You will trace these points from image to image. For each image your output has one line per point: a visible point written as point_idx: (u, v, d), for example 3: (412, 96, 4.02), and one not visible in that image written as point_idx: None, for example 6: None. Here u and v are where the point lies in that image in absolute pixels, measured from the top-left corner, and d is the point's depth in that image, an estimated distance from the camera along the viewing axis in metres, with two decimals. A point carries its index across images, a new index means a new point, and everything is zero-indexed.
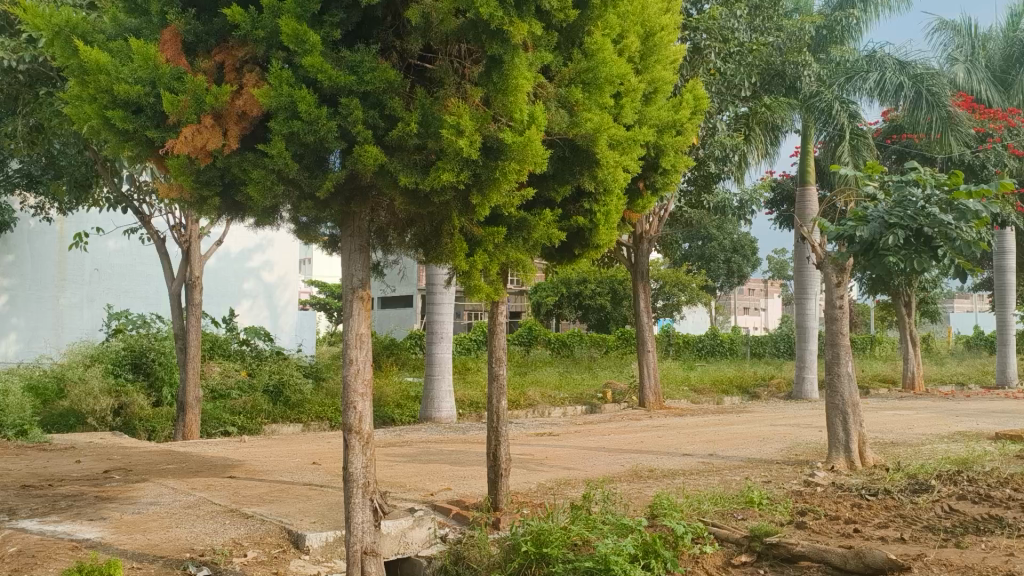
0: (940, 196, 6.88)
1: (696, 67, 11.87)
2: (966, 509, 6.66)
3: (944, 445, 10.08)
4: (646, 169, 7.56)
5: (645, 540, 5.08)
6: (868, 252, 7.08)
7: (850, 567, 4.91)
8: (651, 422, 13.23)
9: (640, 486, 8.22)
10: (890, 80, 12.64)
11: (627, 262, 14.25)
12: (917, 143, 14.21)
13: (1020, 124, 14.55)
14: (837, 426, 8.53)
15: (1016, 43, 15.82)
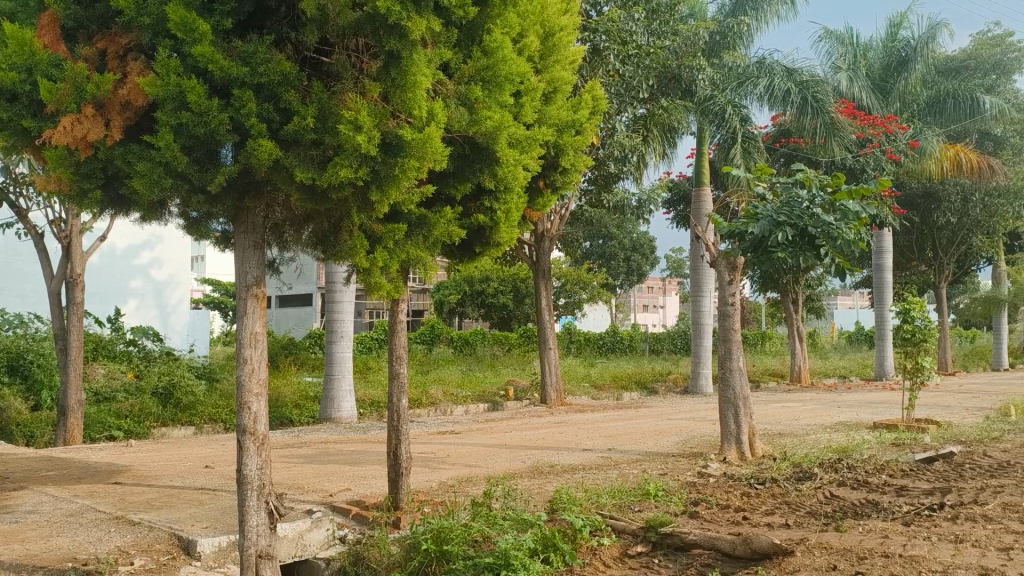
0: (824, 197, 7.21)
1: (595, 68, 12.05)
2: (846, 495, 7.01)
3: (828, 435, 10.55)
4: (545, 168, 7.64)
5: (544, 534, 5.17)
6: (757, 250, 7.35)
7: (738, 552, 5.08)
8: (552, 419, 13.37)
9: (541, 482, 8.31)
10: (777, 86, 13.11)
11: (528, 260, 14.35)
12: (803, 147, 14.91)
13: (897, 130, 15.35)
14: (729, 418, 8.81)
15: (895, 52, 16.62)
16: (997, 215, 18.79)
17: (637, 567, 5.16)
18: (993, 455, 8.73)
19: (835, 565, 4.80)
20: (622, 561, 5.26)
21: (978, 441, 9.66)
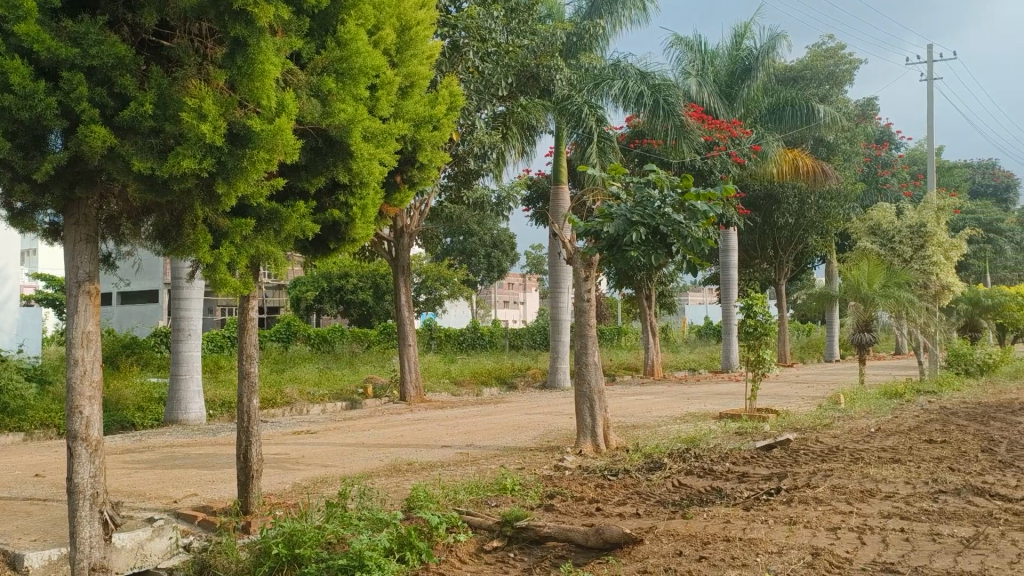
0: (675, 197, 7.43)
1: (455, 65, 12.00)
2: (693, 483, 7.31)
3: (677, 426, 10.97)
4: (403, 163, 7.54)
5: (400, 533, 5.08)
6: (612, 247, 7.53)
7: (591, 543, 5.14)
8: (412, 416, 13.27)
9: (398, 480, 8.22)
10: (632, 89, 13.61)
11: (387, 257, 14.16)
12: (656, 148, 15.46)
13: (741, 135, 16.11)
14: (585, 412, 8.98)
15: (739, 61, 17.36)
16: (830, 217, 20.15)
17: (493, 562, 5.16)
18: (824, 441, 9.32)
19: (681, 551, 4.98)
20: (478, 556, 5.26)
21: (812, 429, 10.28)
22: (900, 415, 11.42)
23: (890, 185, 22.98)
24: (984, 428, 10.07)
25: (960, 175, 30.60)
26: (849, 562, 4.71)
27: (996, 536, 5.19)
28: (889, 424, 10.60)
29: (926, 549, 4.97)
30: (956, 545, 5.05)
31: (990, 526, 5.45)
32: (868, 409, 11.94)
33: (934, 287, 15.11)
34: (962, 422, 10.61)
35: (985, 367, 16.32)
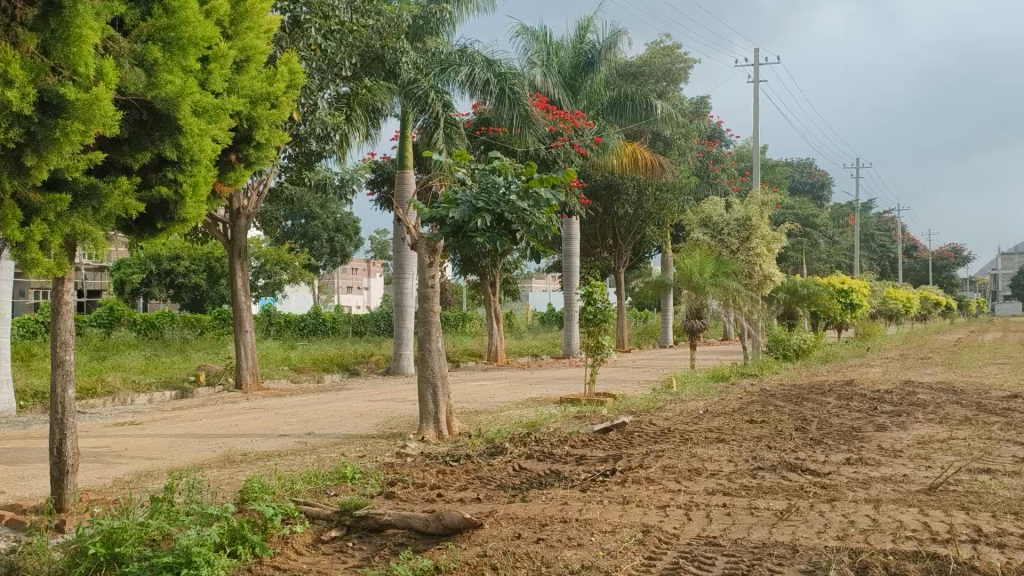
0: (518, 184, 7.46)
1: (296, 41, 11.52)
2: (533, 467, 7.42)
3: (518, 411, 11.12)
4: (237, 140, 7.16)
5: (231, 527, 4.84)
6: (457, 234, 7.49)
7: (430, 530, 5.07)
8: (248, 404, 12.77)
9: (231, 472, 7.87)
10: (477, 76, 13.58)
11: (222, 238, 13.52)
12: (501, 136, 15.54)
13: (584, 126, 16.44)
14: (428, 398, 8.89)
15: (582, 54, 17.73)
16: (666, 208, 21.03)
17: (331, 553, 5.00)
18: (657, 423, 9.71)
19: (520, 534, 5.03)
20: (315, 547, 5.09)
21: (646, 411, 10.71)
22: (726, 397, 12.11)
23: (720, 180, 24.24)
24: (798, 408, 10.84)
25: (781, 172, 32.76)
26: (676, 538, 4.92)
27: (806, 508, 5.56)
28: (715, 406, 11.20)
29: (744, 522, 5.27)
30: (771, 517, 5.37)
31: (801, 499, 5.84)
32: (697, 392, 12.57)
33: (757, 276, 16.11)
34: (780, 403, 11.38)
35: (801, 352, 17.57)
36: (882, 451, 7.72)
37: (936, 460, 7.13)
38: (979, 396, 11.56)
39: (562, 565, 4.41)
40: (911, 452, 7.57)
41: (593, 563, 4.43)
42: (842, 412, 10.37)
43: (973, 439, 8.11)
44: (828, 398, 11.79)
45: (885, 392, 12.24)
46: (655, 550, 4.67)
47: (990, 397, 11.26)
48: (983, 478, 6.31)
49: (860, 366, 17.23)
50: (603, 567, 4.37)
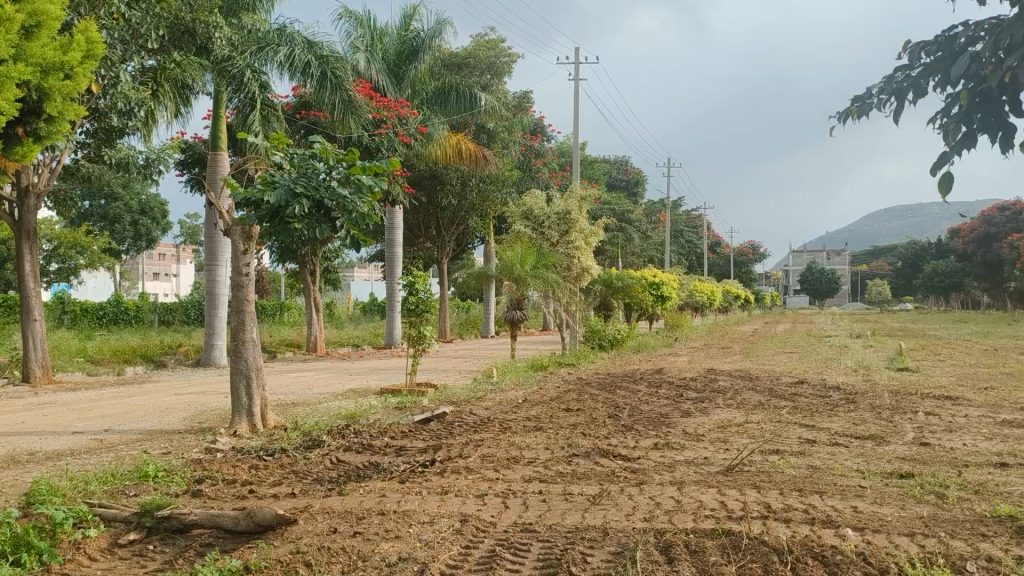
0: (339, 170, 7.20)
1: (96, 8, 10.51)
2: (350, 459, 7.25)
3: (337, 403, 10.84)
4: (25, 112, 7.31)
5: (15, 533, 4.36)
6: (274, 218, 7.09)
7: (241, 528, 4.79)
8: (36, 399, 11.67)
9: (15, 473, 7.15)
10: (298, 57, 13.23)
11: (7, 218, 12.28)
12: (322, 121, 15.08)
13: (408, 115, 16.25)
14: (240, 391, 8.47)
15: (408, 41, 17.55)
16: (488, 200, 21.26)
17: (129, 557, 4.62)
18: (477, 413, 9.76)
19: (336, 528, 4.87)
20: (111, 552, 4.68)
21: (466, 401, 10.76)
22: (544, 386, 12.40)
23: (541, 174, 24.80)
24: (612, 396, 11.26)
25: (598, 168, 33.97)
26: (493, 526, 4.94)
27: (617, 492, 5.76)
28: (533, 395, 11.43)
29: (559, 508, 5.38)
30: (584, 502, 5.51)
31: (612, 484, 6.05)
32: (517, 382, 12.78)
33: (576, 269, 16.60)
34: (594, 391, 11.78)
35: (615, 342, 18.30)
36: (687, 435, 8.15)
37: (733, 443, 7.61)
38: (772, 382, 12.50)
39: (379, 558, 4.31)
40: (712, 436, 8.04)
41: (410, 554, 4.35)
42: (651, 400, 10.88)
43: (766, 423, 8.73)
44: (639, 386, 12.35)
45: (690, 379, 12.97)
46: (473, 538, 4.67)
47: (781, 384, 12.20)
48: (773, 459, 6.79)
49: (668, 355, 18.18)
50: (421, 558, 4.31)
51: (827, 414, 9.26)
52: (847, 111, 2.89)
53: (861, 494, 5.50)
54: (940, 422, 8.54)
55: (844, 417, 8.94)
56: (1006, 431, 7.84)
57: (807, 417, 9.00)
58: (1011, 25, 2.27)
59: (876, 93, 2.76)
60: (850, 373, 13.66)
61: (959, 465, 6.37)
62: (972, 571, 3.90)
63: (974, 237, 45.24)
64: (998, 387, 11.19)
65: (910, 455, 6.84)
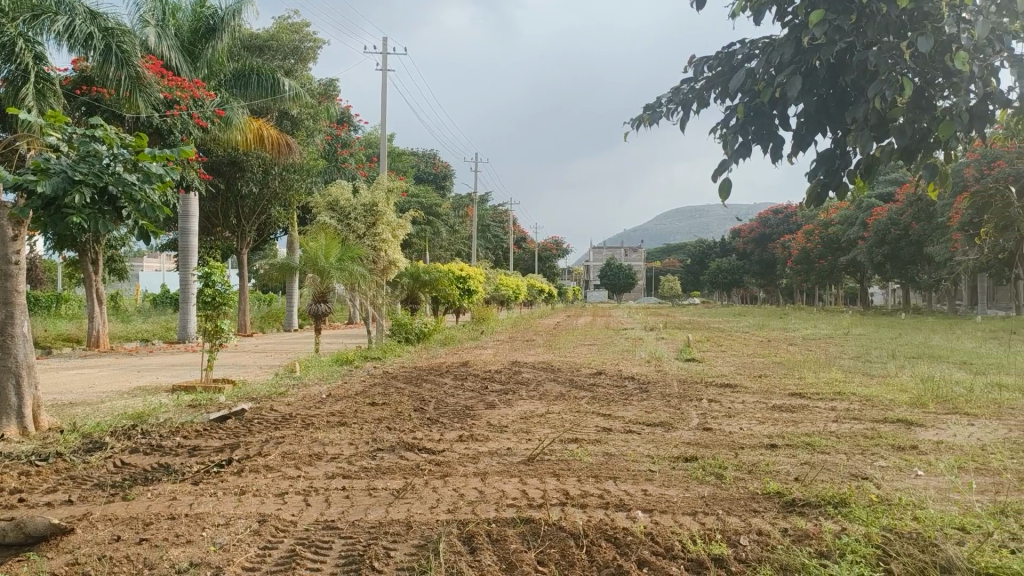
0: (126, 156, 6.59)
1: None
2: (137, 462, 6.78)
3: (122, 402, 10.10)
4: None
5: None
6: (50, 206, 6.50)
7: (8, 540, 4.33)
8: None
9: None
10: (78, 28, 12.20)
11: None
12: (107, 99, 14.00)
13: (204, 96, 15.27)
14: (8, 391, 7.65)
15: (203, 19, 16.66)
16: (292, 189, 20.61)
17: None
18: (278, 409, 9.45)
19: (120, 536, 4.54)
20: None
21: (267, 398, 10.36)
22: (349, 381, 12.20)
23: (348, 165, 24.45)
24: (417, 389, 11.29)
25: (406, 161, 33.78)
26: (293, 525, 4.80)
27: (420, 485, 5.76)
28: (337, 390, 11.20)
29: (362, 503, 5.31)
30: (388, 497, 5.47)
31: (416, 477, 6.05)
32: (320, 377, 12.48)
33: (383, 262, 16.48)
34: (401, 385, 11.75)
35: (421, 336, 18.32)
36: (490, 427, 8.30)
37: (535, 433, 7.84)
38: (571, 373, 13.01)
39: (168, 565, 4.07)
40: (515, 427, 8.24)
41: (202, 559, 4.14)
42: (456, 392, 10.98)
43: (565, 412, 9.08)
44: (445, 379, 12.47)
45: (495, 372, 13.25)
46: (271, 539, 4.51)
47: (580, 375, 12.73)
48: (572, 447, 7.06)
49: (474, 348, 18.43)
50: (214, 562, 4.11)
51: (621, 403, 9.77)
52: (639, 118, 3.05)
53: (651, 477, 5.85)
54: (720, 408, 9.25)
55: (637, 406, 9.47)
56: (776, 415, 8.62)
57: (603, 407, 9.43)
58: (782, 46, 2.47)
59: (665, 103, 2.93)
60: (642, 364, 14.48)
61: (736, 447, 6.92)
62: (745, 544, 4.25)
63: (752, 237, 49.31)
64: (770, 375, 12.26)
65: (693, 439, 7.35)
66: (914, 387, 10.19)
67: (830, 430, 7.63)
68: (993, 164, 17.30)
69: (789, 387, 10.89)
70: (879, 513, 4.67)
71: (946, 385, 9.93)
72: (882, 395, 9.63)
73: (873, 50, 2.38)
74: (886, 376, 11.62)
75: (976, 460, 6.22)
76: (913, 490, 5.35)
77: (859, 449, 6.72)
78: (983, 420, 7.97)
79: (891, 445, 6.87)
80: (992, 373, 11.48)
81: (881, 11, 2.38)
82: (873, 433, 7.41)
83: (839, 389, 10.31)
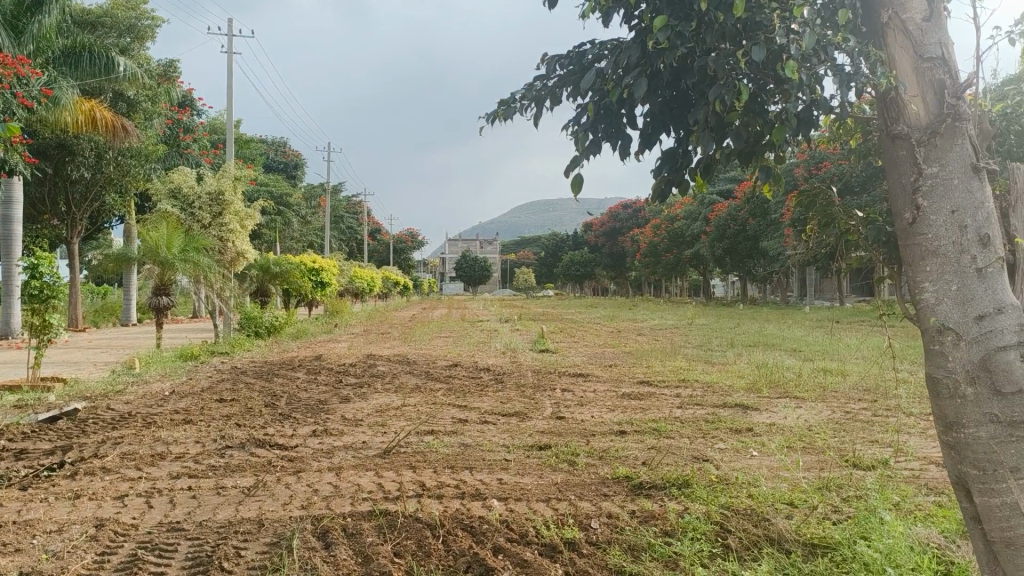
0: None
1: None
2: None
3: None
4: None
5: None
6: None
7: None
8: None
9: None
10: None
11: None
12: None
13: (29, 75, 14.22)
14: None
15: None
16: (130, 175, 19.55)
17: None
18: (116, 408, 8.96)
19: None
20: None
21: (103, 396, 9.79)
22: (194, 377, 11.71)
23: (191, 151, 23.51)
24: (268, 384, 10.99)
25: (254, 148, 32.64)
26: (134, 529, 4.59)
27: (272, 482, 5.63)
28: (181, 386, 10.73)
29: (210, 503, 5.14)
30: (237, 495, 5.32)
31: (268, 474, 5.90)
32: (163, 373, 11.91)
33: (230, 253, 15.91)
34: (250, 381, 11.38)
35: (272, 329, 17.82)
36: (344, 421, 8.21)
37: (391, 426, 7.83)
38: (427, 365, 13.03)
39: None
40: (370, 420, 8.18)
41: (34, 569, 3.90)
42: (309, 387, 10.77)
43: (421, 405, 9.11)
44: (297, 373, 12.19)
45: (349, 365, 13.09)
46: (111, 544, 4.30)
47: (435, 367, 12.76)
48: (428, 439, 7.10)
49: (327, 342, 18.10)
50: (47, 571, 3.88)
51: (477, 394, 9.89)
52: (494, 113, 3.11)
53: (506, 466, 5.98)
54: (572, 397, 9.55)
55: (492, 396, 9.61)
56: (625, 403, 8.98)
57: (459, 398, 9.52)
58: (628, 49, 2.59)
59: (519, 99, 3.01)
60: (497, 355, 14.68)
61: (588, 434, 7.18)
62: (596, 527, 4.42)
63: (602, 231, 50.86)
64: (619, 364, 12.74)
65: (547, 428, 7.55)
66: (750, 373, 10.88)
67: (674, 416, 8.04)
68: (819, 165, 18.64)
69: (636, 375, 11.36)
70: (717, 493, 4.98)
71: (779, 371, 10.64)
72: (721, 381, 10.22)
73: (711, 56, 2.52)
74: (725, 363, 12.31)
75: (803, 440, 6.73)
76: (748, 469, 5.74)
77: (701, 433, 7.12)
78: (809, 402, 8.62)
79: (729, 428, 7.32)
80: (817, 358, 12.42)
81: (718, 18, 2.54)
82: (713, 417, 7.87)
83: (682, 376, 10.86)
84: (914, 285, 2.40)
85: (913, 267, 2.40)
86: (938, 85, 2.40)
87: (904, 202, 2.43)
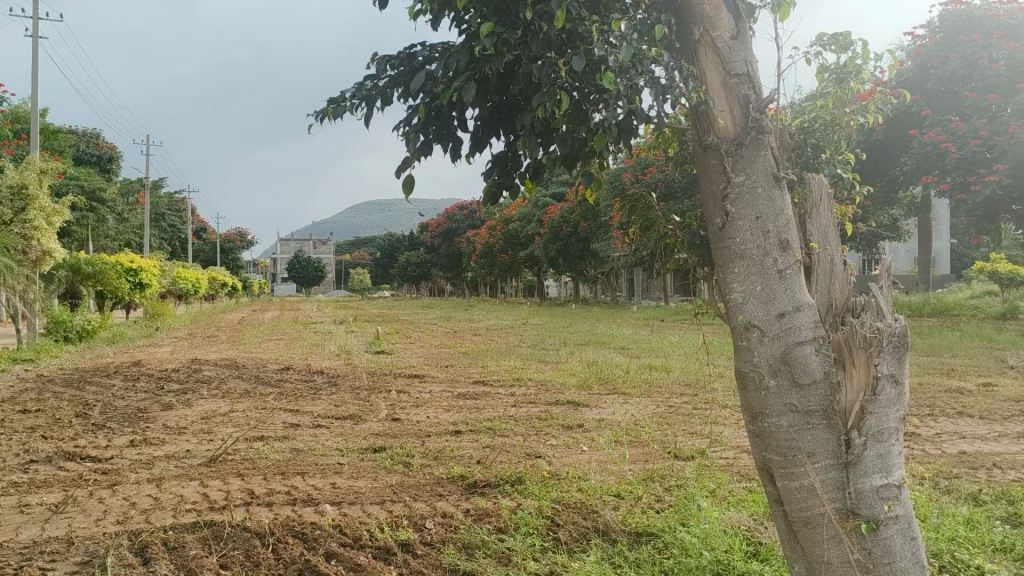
0: None
1: None
2: None
3: None
4: None
5: None
6: None
7: None
8: None
9: None
10: None
11: None
12: None
13: None
14: None
15: None
16: None
17: None
18: None
19: None
20: None
21: None
22: None
23: None
24: (80, 393, 10.24)
25: (62, 139, 30.25)
26: None
27: (84, 497, 5.27)
28: None
29: (12, 522, 4.75)
30: (44, 512, 4.94)
31: (79, 489, 5.52)
32: None
33: (36, 252, 14.67)
34: (58, 389, 10.56)
35: (83, 333, 16.62)
36: (166, 429, 7.80)
37: (217, 433, 7.51)
38: (256, 369, 12.57)
39: None
40: (194, 428, 7.81)
41: None
42: (126, 395, 10.13)
43: (250, 410, 8.80)
44: (113, 380, 11.42)
45: (172, 371, 12.42)
46: None
47: (265, 371, 12.34)
48: (258, 445, 6.87)
49: (148, 346, 17.09)
50: None
51: (309, 398, 9.66)
52: (324, 112, 3.07)
53: (339, 470, 5.89)
54: (408, 398, 9.52)
55: (325, 400, 9.42)
56: (460, 403, 9.06)
57: (291, 402, 9.26)
58: (457, 50, 2.62)
59: (349, 98, 2.98)
60: (331, 357, 14.37)
61: (423, 435, 7.19)
62: (430, 527, 4.44)
63: (438, 232, 50.94)
64: (454, 365, 12.82)
65: (382, 430, 7.50)
66: (581, 371, 11.24)
67: (508, 415, 8.19)
68: (644, 171, 19.55)
69: (471, 375, 11.47)
70: (549, 488, 5.13)
71: (608, 369, 11.06)
72: (554, 380, 10.51)
73: (537, 64, 2.60)
74: (558, 362, 12.67)
75: (629, 434, 7.05)
76: (578, 464, 5.95)
77: (534, 431, 7.31)
78: (635, 398, 9.02)
79: (561, 425, 7.53)
80: (643, 355, 13.02)
81: (542, 28, 2.62)
82: (545, 414, 8.07)
83: (516, 375, 11.07)
84: (724, 286, 2.59)
85: (722, 269, 2.58)
86: (743, 100, 2.59)
87: (714, 208, 2.60)
